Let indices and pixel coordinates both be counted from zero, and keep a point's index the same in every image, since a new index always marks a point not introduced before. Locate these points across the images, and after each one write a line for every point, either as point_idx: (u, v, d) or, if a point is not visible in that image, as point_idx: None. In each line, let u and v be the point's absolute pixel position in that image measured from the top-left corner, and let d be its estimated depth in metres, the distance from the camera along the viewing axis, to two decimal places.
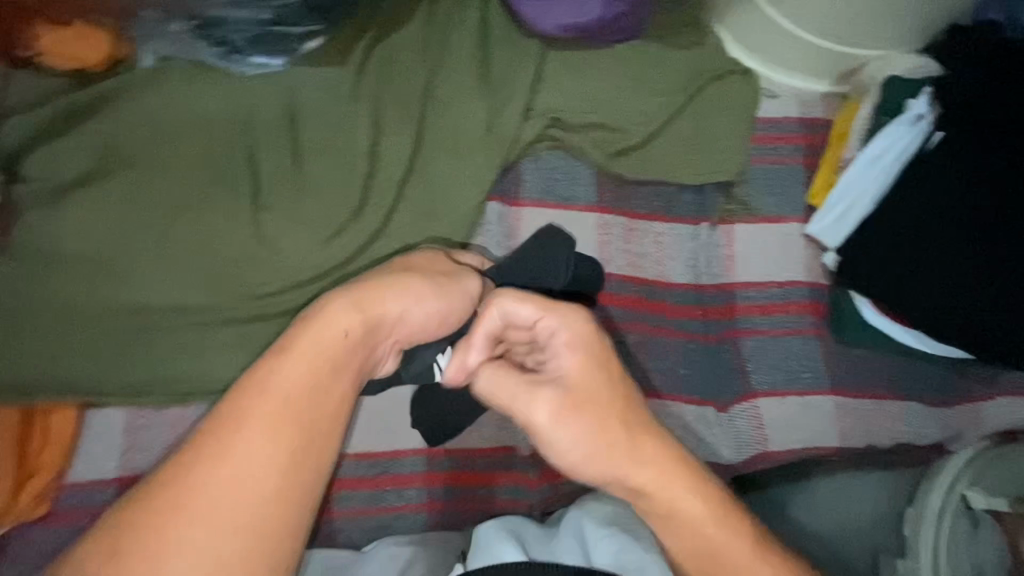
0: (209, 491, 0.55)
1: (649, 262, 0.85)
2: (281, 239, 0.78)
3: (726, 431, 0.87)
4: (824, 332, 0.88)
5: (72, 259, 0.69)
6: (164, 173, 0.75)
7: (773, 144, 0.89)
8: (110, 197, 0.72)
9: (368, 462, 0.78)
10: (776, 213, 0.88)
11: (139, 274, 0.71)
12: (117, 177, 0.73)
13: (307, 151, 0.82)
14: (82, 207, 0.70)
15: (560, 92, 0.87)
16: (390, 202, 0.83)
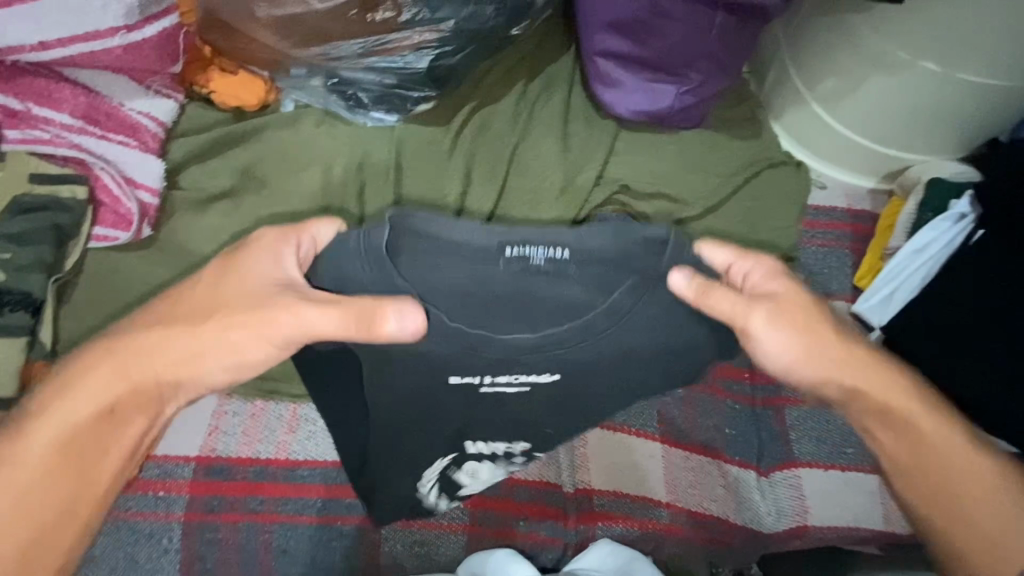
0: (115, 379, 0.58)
1: None
2: None
3: (766, 498, 0.88)
4: None
5: (200, 256, 0.80)
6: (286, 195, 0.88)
7: (822, 230, 0.99)
8: (239, 207, 0.84)
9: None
10: (822, 291, 0.95)
11: None
12: (249, 194, 0.86)
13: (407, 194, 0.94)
14: (217, 214, 0.83)
15: (629, 165, 0.99)
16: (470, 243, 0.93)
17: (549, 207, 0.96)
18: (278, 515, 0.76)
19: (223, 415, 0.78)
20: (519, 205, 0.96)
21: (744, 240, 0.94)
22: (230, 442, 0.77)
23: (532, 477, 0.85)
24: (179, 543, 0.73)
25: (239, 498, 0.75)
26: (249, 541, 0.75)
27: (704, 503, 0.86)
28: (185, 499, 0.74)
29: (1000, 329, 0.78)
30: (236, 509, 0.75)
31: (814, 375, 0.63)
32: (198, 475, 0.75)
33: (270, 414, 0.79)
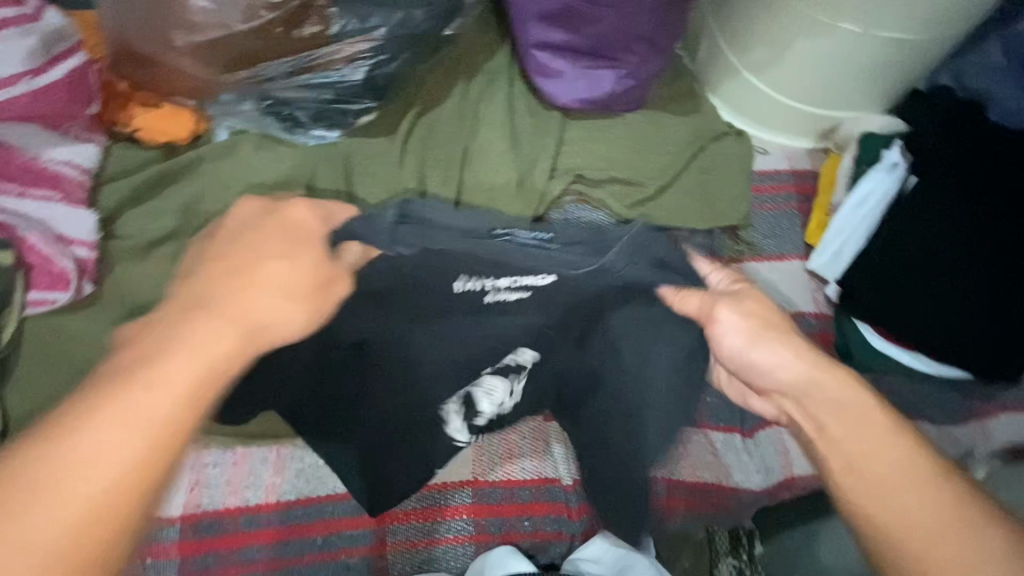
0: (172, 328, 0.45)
1: None
2: None
3: (753, 456, 0.92)
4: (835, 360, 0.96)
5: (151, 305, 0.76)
6: None
7: (770, 194, 1.03)
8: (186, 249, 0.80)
9: (424, 493, 0.81)
10: (778, 253, 0.99)
11: None
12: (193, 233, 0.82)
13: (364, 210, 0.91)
14: (163, 259, 0.79)
15: (580, 154, 1.00)
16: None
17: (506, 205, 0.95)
18: (278, 559, 0.73)
19: (202, 468, 0.74)
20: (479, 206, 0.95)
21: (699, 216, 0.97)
22: (215, 494, 0.74)
23: (532, 477, 0.85)
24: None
25: (234, 551, 0.73)
26: None
27: (697, 473, 0.90)
28: (176, 563, 0.71)
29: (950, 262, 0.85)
30: (234, 561, 0.72)
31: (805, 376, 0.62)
32: (185, 535, 0.72)
33: (253, 458, 0.76)
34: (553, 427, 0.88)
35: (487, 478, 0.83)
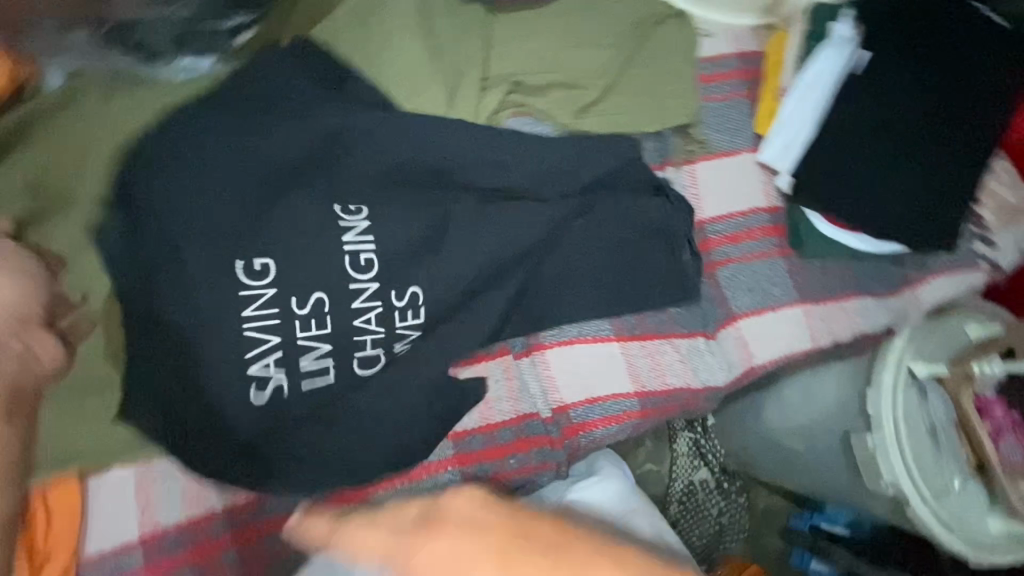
0: None
1: None
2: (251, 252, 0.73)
3: (716, 355, 0.94)
4: (788, 250, 0.96)
5: None
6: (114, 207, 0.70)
7: (718, 83, 0.95)
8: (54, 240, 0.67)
9: (403, 457, 0.76)
10: (729, 148, 0.94)
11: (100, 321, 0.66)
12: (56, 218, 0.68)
13: (258, 155, 0.73)
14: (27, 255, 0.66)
15: (512, 56, 0.86)
16: (361, 196, 0.77)
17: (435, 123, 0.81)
18: (264, 556, 0.69)
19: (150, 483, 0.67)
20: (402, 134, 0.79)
21: (644, 116, 0.89)
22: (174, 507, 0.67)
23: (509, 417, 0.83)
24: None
25: (213, 557, 0.68)
26: None
27: (666, 381, 0.91)
28: None
29: (899, 134, 0.88)
30: (214, 568, 0.68)
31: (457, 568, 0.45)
32: (150, 557, 0.65)
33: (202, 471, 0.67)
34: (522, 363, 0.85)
35: (464, 428, 0.81)
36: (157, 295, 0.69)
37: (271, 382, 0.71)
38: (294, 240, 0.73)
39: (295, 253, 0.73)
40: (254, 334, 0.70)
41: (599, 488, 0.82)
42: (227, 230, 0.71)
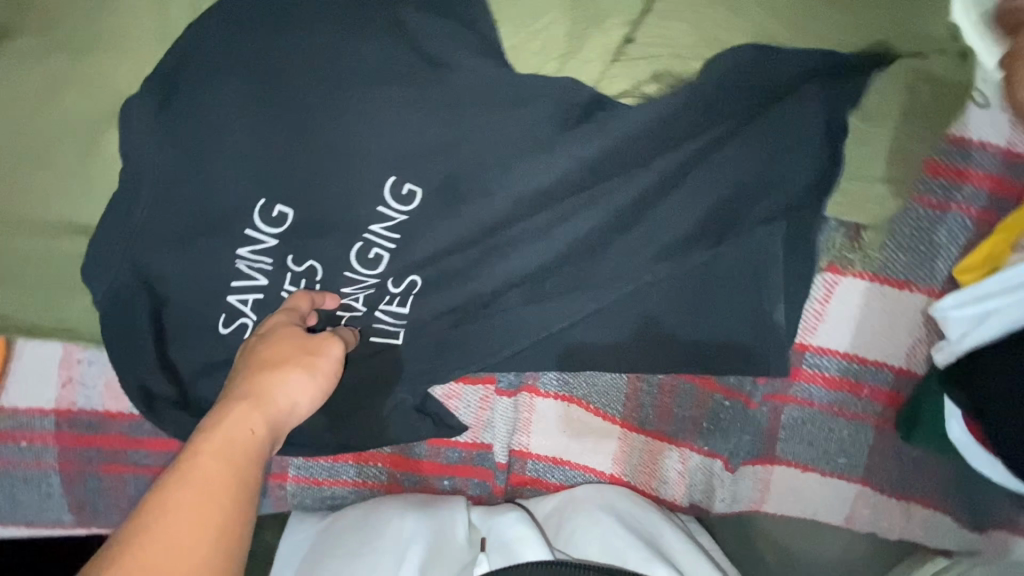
0: (211, 468, 0.42)
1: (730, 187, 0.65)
2: (248, 163, 0.59)
3: (724, 486, 0.79)
4: (887, 424, 0.73)
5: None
6: (109, 50, 0.57)
7: (948, 181, 0.64)
8: (44, 67, 0.57)
9: (335, 448, 0.69)
10: (900, 277, 0.66)
11: (74, 178, 0.59)
12: (50, 40, 0.57)
13: (301, 43, 0.56)
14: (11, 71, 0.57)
15: (671, 31, 0.60)
16: (396, 149, 0.60)
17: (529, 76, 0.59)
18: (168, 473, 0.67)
19: (73, 365, 0.62)
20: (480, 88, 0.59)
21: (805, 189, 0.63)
22: (91, 396, 0.63)
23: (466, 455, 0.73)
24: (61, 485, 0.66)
25: (118, 451, 0.66)
26: (138, 490, 0.67)
27: (651, 482, 0.79)
28: (54, 449, 0.64)
29: None
30: (119, 461, 0.66)
31: None
32: (62, 427, 0.64)
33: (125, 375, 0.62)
34: (502, 400, 0.75)
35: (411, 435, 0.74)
36: (135, 170, 0.58)
37: (240, 321, 0.62)
38: (309, 172, 0.59)
39: (309, 187, 0.60)
40: (244, 270, 0.61)
41: (592, 488, 0.74)
42: (236, 126, 0.58)
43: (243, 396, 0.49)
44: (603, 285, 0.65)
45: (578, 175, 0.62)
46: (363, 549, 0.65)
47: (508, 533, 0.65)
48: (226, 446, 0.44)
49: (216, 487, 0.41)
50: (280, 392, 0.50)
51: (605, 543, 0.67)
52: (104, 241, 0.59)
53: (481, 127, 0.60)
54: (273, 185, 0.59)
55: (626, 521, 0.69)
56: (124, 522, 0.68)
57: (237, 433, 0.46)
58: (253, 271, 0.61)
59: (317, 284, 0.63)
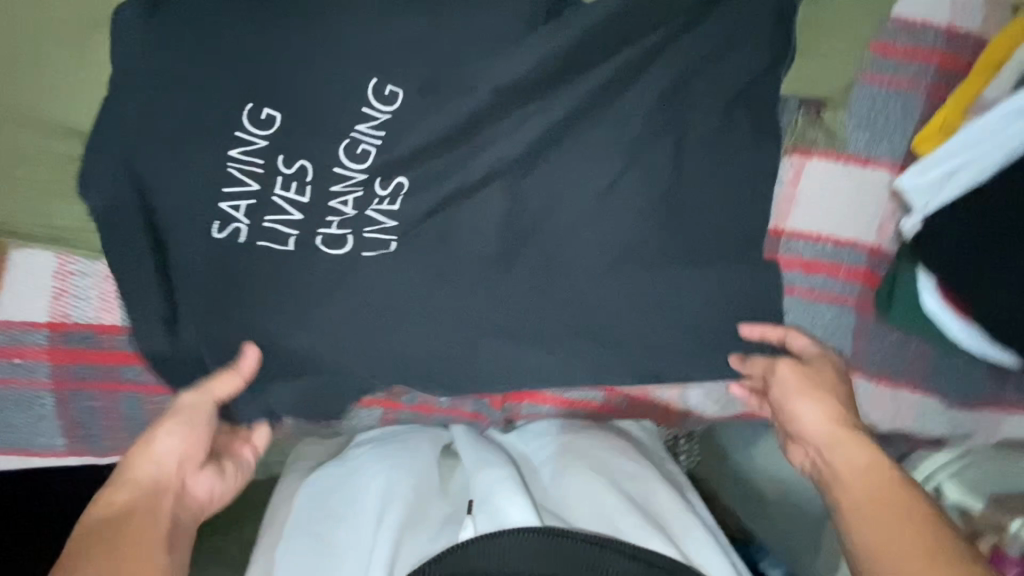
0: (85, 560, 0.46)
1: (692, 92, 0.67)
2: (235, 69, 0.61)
3: (717, 387, 0.80)
4: (866, 306, 0.76)
5: None
6: None
7: (898, 60, 0.68)
8: None
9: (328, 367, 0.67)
10: (863, 154, 0.70)
11: (66, 90, 0.60)
12: None
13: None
14: None
15: None
16: (378, 50, 0.62)
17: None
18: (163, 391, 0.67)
19: (66, 277, 0.63)
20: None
21: (775, 71, 0.67)
22: (85, 308, 0.64)
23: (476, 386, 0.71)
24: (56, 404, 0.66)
25: (113, 367, 0.66)
26: (135, 408, 0.67)
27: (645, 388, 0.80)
28: (48, 367, 0.64)
29: None
30: (113, 378, 0.66)
31: (814, 417, 0.63)
32: (56, 342, 0.64)
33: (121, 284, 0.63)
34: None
35: None
36: (126, 77, 0.60)
37: (233, 225, 0.63)
38: (294, 74, 0.61)
39: (295, 90, 0.62)
40: (236, 174, 0.62)
41: (589, 439, 0.74)
42: (220, 31, 0.60)
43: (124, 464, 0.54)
44: (584, 181, 0.68)
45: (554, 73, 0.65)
46: (349, 508, 0.66)
47: (495, 500, 0.63)
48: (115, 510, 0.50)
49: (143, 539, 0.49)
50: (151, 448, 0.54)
51: (594, 500, 0.67)
52: (98, 149, 0.61)
53: (458, 28, 0.63)
54: (259, 88, 0.61)
55: (621, 481, 0.69)
56: (120, 446, 0.68)
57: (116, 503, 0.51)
58: (243, 178, 0.63)
59: (307, 186, 0.65)
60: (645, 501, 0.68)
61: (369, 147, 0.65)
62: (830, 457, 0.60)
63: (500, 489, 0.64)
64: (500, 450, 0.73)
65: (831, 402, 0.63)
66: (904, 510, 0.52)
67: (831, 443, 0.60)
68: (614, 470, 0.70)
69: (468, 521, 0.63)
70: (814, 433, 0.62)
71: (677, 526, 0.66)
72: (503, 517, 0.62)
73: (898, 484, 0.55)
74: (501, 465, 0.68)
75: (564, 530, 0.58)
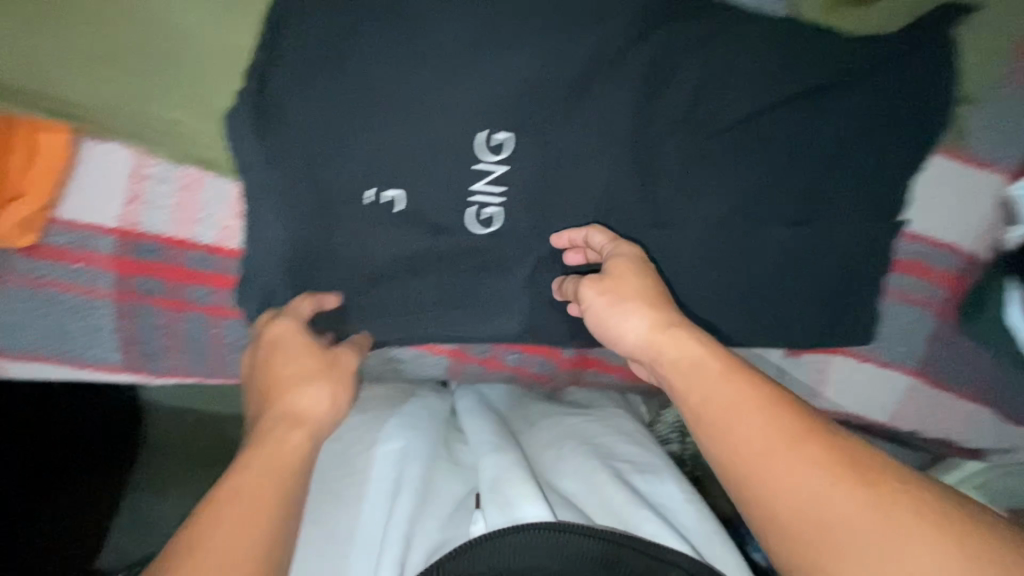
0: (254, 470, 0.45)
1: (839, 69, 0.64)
2: None
3: (782, 375, 0.80)
4: (948, 315, 0.74)
5: None
6: None
7: None
8: None
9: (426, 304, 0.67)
10: (982, 157, 0.68)
11: None
12: None
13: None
14: None
15: None
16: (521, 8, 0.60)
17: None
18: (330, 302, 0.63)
19: (142, 179, 0.59)
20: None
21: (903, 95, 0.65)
22: (160, 214, 0.59)
23: (630, 342, 0.55)
24: (311, 402, 0.51)
25: (178, 285, 0.62)
26: (196, 332, 0.63)
27: None
28: (111, 277, 0.60)
29: None
30: (177, 296, 0.62)
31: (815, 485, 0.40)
32: (123, 252, 0.60)
33: (209, 188, 0.59)
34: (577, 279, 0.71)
35: None
36: None
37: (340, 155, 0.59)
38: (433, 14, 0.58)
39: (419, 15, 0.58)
40: (342, 94, 0.57)
41: (600, 423, 0.66)
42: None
43: (254, 444, 0.47)
44: (690, 160, 0.66)
45: (683, 38, 0.62)
46: (354, 489, 0.56)
47: (508, 490, 0.52)
48: (280, 460, 0.46)
49: (265, 498, 0.43)
50: (298, 396, 0.51)
51: (600, 496, 0.55)
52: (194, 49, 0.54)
53: None
54: (385, 17, 0.57)
55: (636, 468, 0.59)
56: (178, 368, 0.65)
57: (301, 403, 0.51)
58: (348, 117, 0.58)
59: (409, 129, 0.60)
60: (656, 493, 0.57)
61: (494, 96, 0.61)
62: (660, 367, 0.52)
63: (507, 474, 0.54)
64: (492, 425, 0.64)
65: (683, 328, 0.52)
66: (861, 505, 0.39)
67: (801, 488, 0.41)
68: (615, 463, 0.59)
69: (480, 513, 0.53)
70: (669, 365, 0.51)
71: (685, 524, 0.54)
72: (518, 509, 0.50)
73: (865, 475, 0.40)
74: (512, 448, 0.58)
75: (565, 523, 0.46)
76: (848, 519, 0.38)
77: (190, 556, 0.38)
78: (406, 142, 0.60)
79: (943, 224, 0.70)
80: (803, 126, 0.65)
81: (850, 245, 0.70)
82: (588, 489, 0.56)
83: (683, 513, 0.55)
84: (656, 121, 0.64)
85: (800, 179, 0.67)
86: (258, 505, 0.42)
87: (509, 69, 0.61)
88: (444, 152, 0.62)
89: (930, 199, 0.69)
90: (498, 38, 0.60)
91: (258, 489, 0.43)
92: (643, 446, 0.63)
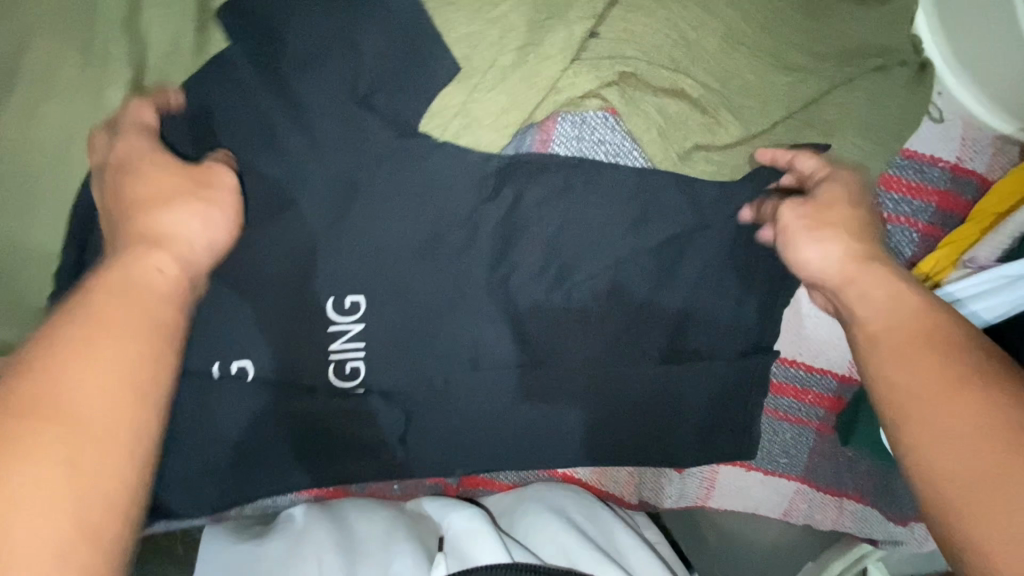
0: (116, 321, 0.37)
1: (701, 216, 0.63)
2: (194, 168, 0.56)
3: (672, 483, 0.81)
4: (828, 430, 0.75)
5: None
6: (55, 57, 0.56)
7: (903, 197, 0.65)
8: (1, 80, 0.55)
9: (294, 459, 0.65)
10: None
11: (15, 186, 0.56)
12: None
13: (267, 65, 0.57)
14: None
15: (634, 34, 0.60)
16: (358, 175, 0.58)
17: (485, 103, 0.58)
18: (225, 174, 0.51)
19: None
20: (443, 108, 0.58)
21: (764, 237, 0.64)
22: None
23: (812, 273, 0.53)
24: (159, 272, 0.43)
25: None
26: None
27: (601, 479, 0.81)
28: None
29: None
30: None
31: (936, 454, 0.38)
32: None
33: None
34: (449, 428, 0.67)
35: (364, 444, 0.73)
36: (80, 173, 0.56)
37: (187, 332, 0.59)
38: (267, 189, 0.57)
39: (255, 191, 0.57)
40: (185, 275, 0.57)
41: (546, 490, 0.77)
42: (191, 136, 0.56)
43: (103, 278, 0.40)
44: (555, 305, 0.65)
45: (535, 193, 0.61)
46: (296, 552, 0.61)
47: (470, 539, 0.61)
48: (144, 298, 0.40)
49: (140, 370, 0.36)
50: (164, 215, 0.46)
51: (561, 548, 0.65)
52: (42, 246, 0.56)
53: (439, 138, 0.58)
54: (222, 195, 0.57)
55: (585, 529, 0.69)
56: None
57: (165, 221, 0.45)
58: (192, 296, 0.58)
59: (257, 301, 0.59)
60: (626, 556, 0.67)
61: (339, 263, 0.59)
62: (848, 296, 0.50)
63: (472, 529, 0.63)
64: (447, 501, 0.72)
65: (878, 262, 0.50)
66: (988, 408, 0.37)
67: (933, 421, 0.39)
68: (563, 517, 0.70)
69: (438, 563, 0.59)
70: (862, 289, 0.48)
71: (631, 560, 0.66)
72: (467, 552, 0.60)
73: (966, 374, 0.39)
74: (473, 509, 0.68)
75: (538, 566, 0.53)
76: (990, 420, 0.37)
77: (31, 417, 0.32)
78: (255, 312, 0.59)
79: (812, 349, 0.71)
80: (668, 268, 0.65)
81: (734, 376, 0.69)
82: (553, 551, 0.65)
83: (635, 558, 0.66)
84: (516, 272, 0.63)
85: (671, 317, 0.66)
86: (136, 357, 0.37)
87: (355, 235, 0.59)
88: (294, 319, 0.60)
89: (797, 325, 0.71)
90: (339, 205, 0.58)
91: (103, 362, 0.35)
92: (588, 503, 0.75)
